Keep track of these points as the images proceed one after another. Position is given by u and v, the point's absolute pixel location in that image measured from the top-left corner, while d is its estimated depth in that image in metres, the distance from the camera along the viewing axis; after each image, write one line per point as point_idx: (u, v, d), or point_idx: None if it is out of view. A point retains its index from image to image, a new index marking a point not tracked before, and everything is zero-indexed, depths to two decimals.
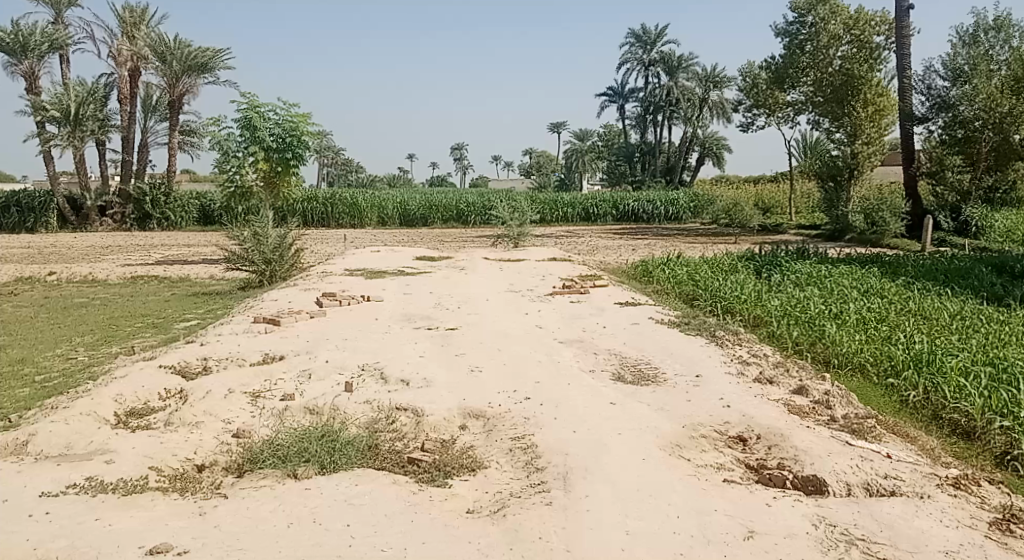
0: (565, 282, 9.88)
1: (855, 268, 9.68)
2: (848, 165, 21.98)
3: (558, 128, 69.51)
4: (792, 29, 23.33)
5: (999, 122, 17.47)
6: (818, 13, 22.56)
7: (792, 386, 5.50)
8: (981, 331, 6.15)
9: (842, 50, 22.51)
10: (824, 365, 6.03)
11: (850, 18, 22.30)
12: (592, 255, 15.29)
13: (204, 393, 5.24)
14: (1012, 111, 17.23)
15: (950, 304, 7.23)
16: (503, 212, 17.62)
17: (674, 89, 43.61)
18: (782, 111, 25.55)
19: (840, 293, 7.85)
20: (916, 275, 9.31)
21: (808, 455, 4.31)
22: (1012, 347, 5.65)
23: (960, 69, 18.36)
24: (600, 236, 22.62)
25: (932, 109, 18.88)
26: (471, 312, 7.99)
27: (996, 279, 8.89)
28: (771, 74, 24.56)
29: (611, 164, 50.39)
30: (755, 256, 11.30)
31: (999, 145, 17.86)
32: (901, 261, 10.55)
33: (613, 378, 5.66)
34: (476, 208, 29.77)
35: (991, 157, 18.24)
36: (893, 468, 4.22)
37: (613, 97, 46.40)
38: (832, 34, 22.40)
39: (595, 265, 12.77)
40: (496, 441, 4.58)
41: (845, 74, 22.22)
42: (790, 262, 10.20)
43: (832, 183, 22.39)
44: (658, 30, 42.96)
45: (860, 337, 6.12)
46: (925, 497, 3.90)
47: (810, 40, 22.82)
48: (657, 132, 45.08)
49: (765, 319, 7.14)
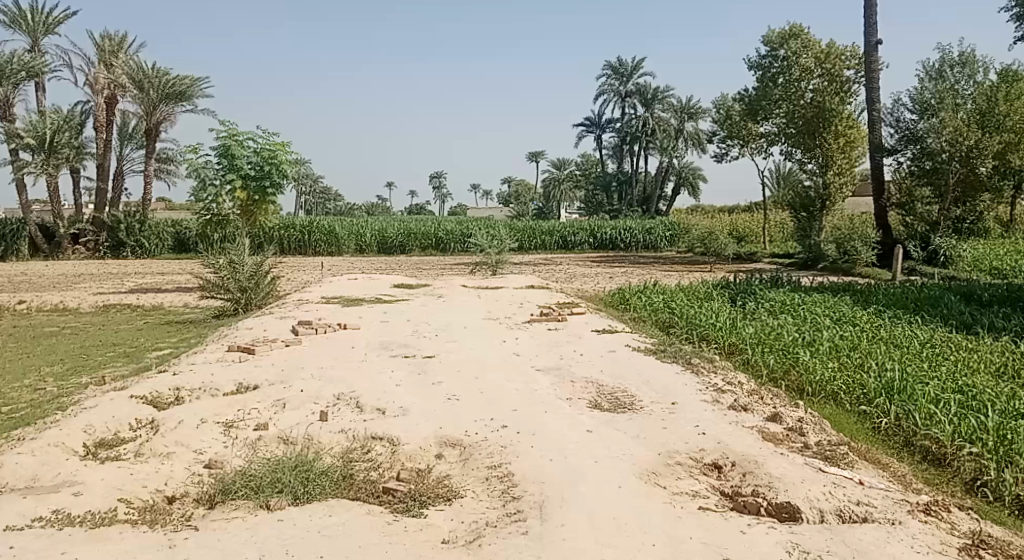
0: (543, 309, 9.91)
1: (827, 296, 9.84)
2: (820, 196, 22.53)
3: (536, 158, 70.28)
4: (764, 62, 23.77)
5: (966, 154, 17.76)
6: (789, 47, 22.96)
7: (766, 413, 5.52)
8: (949, 359, 6.26)
9: (813, 83, 22.99)
10: (798, 393, 6.08)
11: (821, 52, 22.68)
12: (569, 282, 15.35)
13: (176, 423, 5.17)
14: (978, 144, 17.61)
15: (921, 331, 7.36)
16: (481, 240, 17.69)
17: (649, 120, 44.41)
18: (756, 142, 26.08)
19: (813, 321, 7.95)
20: (887, 303, 9.49)
21: (782, 482, 4.34)
22: (981, 375, 5.74)
23: (927, 102, 18.95)
24: (578, 264, 22.76)
25: (902, 141, 19.38)
26: (448, 340, 7.98)
27: (965, 307, 9.08)
28: (744, 107, 25.05)
29: (588, 194, 50.88)
30: (730, 284, 11.41)
31: (966, 176, 18.22)
32: (871, 289, 10.77)
33: (589, 406, 5.67)
34: (454, 236, 29.87)
35: (959, 188, 18.45)
36: (865, 495, 4.27)
37: (590, 127, 46.99)
38: (804, 67, 22.87)
39: (573, 293, 12.84)
40: (473, 470, 4.55)
41: (817, 107, 22.73)
42: (764, 290, 10.35)
43: (804, 213, 22.79)
44: (634, 63, 43.77)
45: (833, 365, 6.19)
46: (896, 523, 3.95)
47: (782, 73, 23.23)
48: (633, 162, 45.69)
49: (739, 346, 7.20)
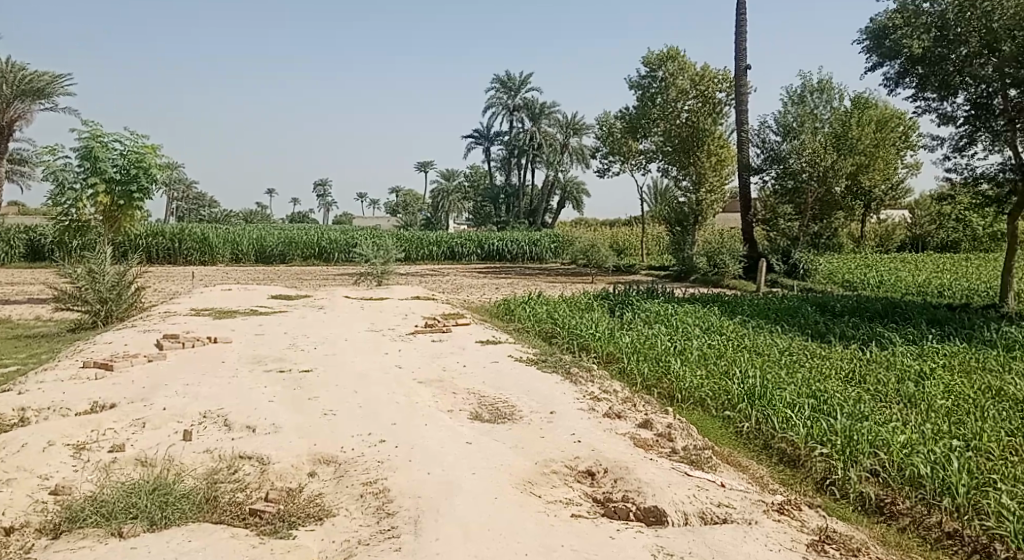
0: (427, 320, 9.86)
1: (698, 307, 10.39)
2: (694, 211, 23.84)
3: (423, 168, 70.04)
4: (644, 82, 24.65)
5: (824, 175, 19.33)
6: (667, 69, 23.93)
7: (638, 420, 5.74)
8: (805, 365, 6.74)
9: (688, 103, 24.05)
10: (669, 399, 6.35)
11: (696, 75, 23.82)
12: (455, 293, 15.36)
13: (18, 447, 4.75)
14: (834, 166, 19.18)
15: (780, 340, 7.90)
16: (365, 250, 17.39)
17: (537, 134, 45.36)
18: (636, 159, 26.89)
19: (684, 330, 8.36)
20: (751, 312, 10.13)
21: (650, 487, 4.52)
22: (831, 380, 6.21)
23: (789, 125, 19.81)
24: (464, 275, 22.80)
25: (766, 161, 20.09)
26: (328, 353, 7.80)
27: (819, 317, 9.84)
28: (626, 124, 25.98)
29: (477, 205, 51.22)
30: (610, 294, 11.82)
31: (823, 196, 19.77)
32: (738, 300, 11.47)
33: (468, 417, 5.69)
34: (338, 245, 29.46)
35: (816, 207, 20.09)
36: (725, 496, 4.51)
37: (478, 138, 47.24)
38: (680, 89, 23.85)
39: (458, 304, 12.87)
40: (347, 487, 4.46)
41: (691, 127, 24.05)
42: (641, 301, 10.79)
43: (679, 228, 24.13)
44: (522, 78, 44.61)
45: (701, 372, 6.52)
46: (752, 523, 4.20)
47: (660, 93, 24.17)
48: (520, 174, 46.42)
49: (616, 355, 7.44)
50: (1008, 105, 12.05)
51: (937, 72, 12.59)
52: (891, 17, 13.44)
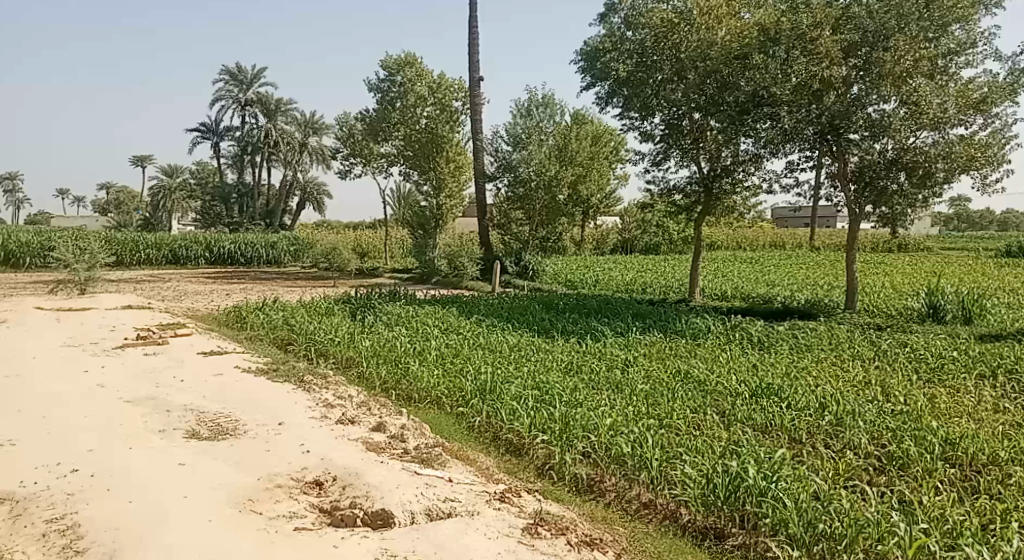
0: (141, 332, 8.95)
1: (437, 308, 10.76)
2: (434, 216, 23.66)
3: (143, 162, 63.28)
4: (383, 86, 25.26)
5: (548, 184, 20.83)
6: (405, 75, 24.82)
7: (371, 424, 5.76)
8: (533, 359, 7.30)
9: (427, 110, 24.98)
10: (407, 400, 6.48)
11: (433, 83, 24.98)
12: (177, 301, 14.12)
13: None
14: (557, 176, 20.81)
15: (511, 337, 8.46)
16: (64, 254, 15.24)
17: (272, 132, 43.46)
18: (377, 162, 26.90)
19: (423, 332, 8.60)
20: (486, 312, 10.73)
21: (378, 490, 4.55)
22: (553, 372, 6.80)
23: (518, 136, 21.14)
24: (190, 280, 21.13)
25: (500, 169, 21.32)
26: (10, 375, 6.72)
27: (545, 314, 10.73)
28: (368, 126, 25.89)
29: (206, 205, 47.49)
30: (351, 299, 11.72)
31: (549, 204, 21.15)
32: (475, 300, 12.09)
33: (186, 436, 5.28)
34: (30, 248, 25.50)
35: (544, 214, 21.31)
36: (452, 492, 4.69)
37: (206, 134, 44.30)
38: (418, 95, 24.72)
39: (182, 312, 11.89)
40: (24, 528, 3.86)
41: (430, 133, 24.78)
42: (382, 304, 10.89)
43: (421, 231, 23.71)
44: (254, 71, 42.46)
45: (438, 372, 6.75)
46: (474, 514, 4.40)
47: (399, 98, 24.85)
48: (254, 172, 44.04)
49: (355, 360, 7.43)
50: (692, 126, 13.84)
51: (641, 93, 13.99)
52: (602, 41, 15.08)
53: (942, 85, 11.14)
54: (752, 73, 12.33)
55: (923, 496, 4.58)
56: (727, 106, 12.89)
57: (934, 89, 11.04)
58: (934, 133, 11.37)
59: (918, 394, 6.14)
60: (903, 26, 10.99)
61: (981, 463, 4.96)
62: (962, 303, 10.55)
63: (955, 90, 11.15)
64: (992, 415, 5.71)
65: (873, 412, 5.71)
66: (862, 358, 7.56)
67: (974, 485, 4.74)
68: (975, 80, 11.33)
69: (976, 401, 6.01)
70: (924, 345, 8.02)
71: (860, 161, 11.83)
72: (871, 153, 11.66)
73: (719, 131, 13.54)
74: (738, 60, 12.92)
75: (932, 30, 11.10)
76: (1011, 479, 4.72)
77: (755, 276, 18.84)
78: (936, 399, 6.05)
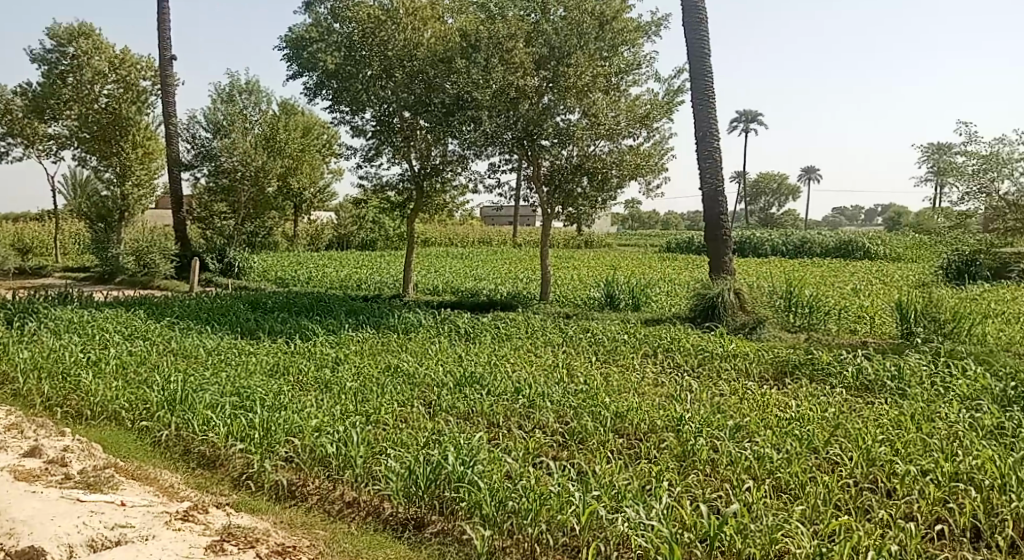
0: None
1: (121, 312, 9.85)
2: (117, 206, 20.96)
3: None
4: (51, 57, 21.08)
5: (254, 175, 18.13)
6: (78, 46, 20.97)
7: (24, 448, 5.14)
8: (235, 362, 7.12)
9: (106, 88, 21.38)
10: (77, 418, 6.01)
11: (114, 57, 21.40)
12: None
13: None
14: (264, 167, 18.11)
15: (208, 340, 8.10)
16: None
17: None
18: (44, 144, 22.62)
19: (101, 338, 7.95)
20: (181, 315, 10.05)
21: (27, 525, 3.93)
22: (256, 375, 6.67)
23: (218, 122, 17.92)
24: None
25: (195, 157, 18.17)
26: None
27: (252, 314, 10.39)
28: (27, 102, 21.58)
29: None
30: (7, 302, 10.03)
31: (256, 197, 18.59)
32: (170, 302, 11.33)
33: None
34: None
35: (250, 207, 18.83)
36: (124, 517, 4.21)
37: None
38: (96, 70, 21.12)
39: None
40: None
41: (111, 114, 21.24)
42: (49, 309, 9.61)
43: (102, 224, 20.87)
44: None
45: (116, 384, 6.30)
46: (149, 538, 3.98)
47: (72, 72, 21.00)
48: None
49: (13, 374, 6.71)
50: (403, 124, 13.85)
51: (349, 87, 13.60)
52: None
53: (615, 100, 12.62)
54: (455, 76, 12.94)
55: (597, 467, 5.19)
56: (434, 106, 13.34)
57: (608, 103, 12.45)
58: (610, 143, 12.69)
59: (595, 374, 6.96)
60: (583, 44, 12.35)
61: (643, 431, 5.75)
62: (632, 291, 12.11)
63: (626, 105, 12.65)
64: (653, 388, 6.64)
65: (560, 393, 6.31)
66: (551, 344, 8.37)
67: (637, 450, 5.49)
68: (640, 97, 12.94)
69: (641, 377, 6.96)
70: (603, 329, 9.11)
71: (550, 165, 12.96)
72: (559, 158, 12.85)
73: (428, 130, 13.77)
74: (442, 63, 13.26)
75: (605, 50, 12.63)
76: (664, 443, 5.54)
77: (463, 272, 19.71)
78: (609, 377, 6.90)
